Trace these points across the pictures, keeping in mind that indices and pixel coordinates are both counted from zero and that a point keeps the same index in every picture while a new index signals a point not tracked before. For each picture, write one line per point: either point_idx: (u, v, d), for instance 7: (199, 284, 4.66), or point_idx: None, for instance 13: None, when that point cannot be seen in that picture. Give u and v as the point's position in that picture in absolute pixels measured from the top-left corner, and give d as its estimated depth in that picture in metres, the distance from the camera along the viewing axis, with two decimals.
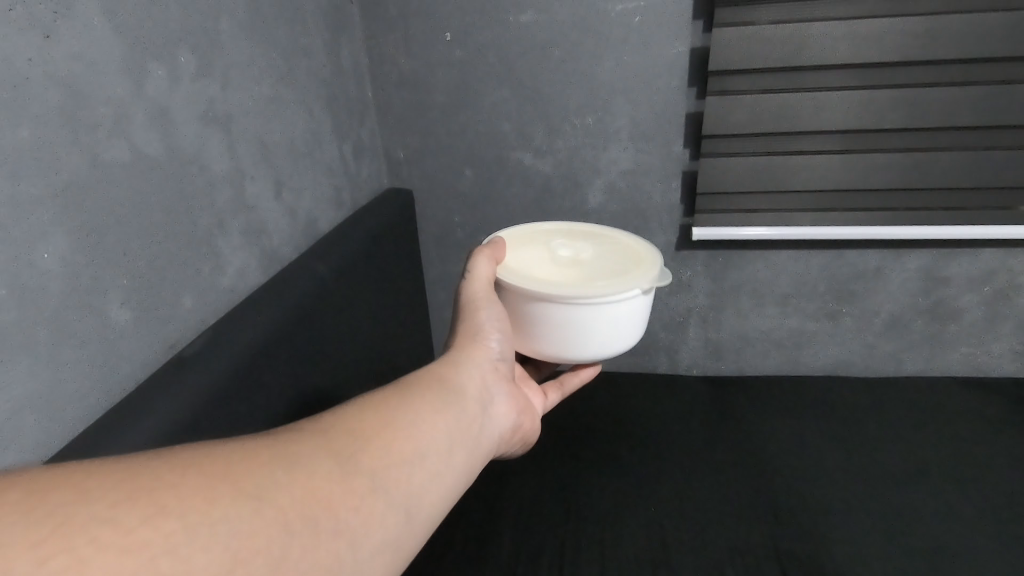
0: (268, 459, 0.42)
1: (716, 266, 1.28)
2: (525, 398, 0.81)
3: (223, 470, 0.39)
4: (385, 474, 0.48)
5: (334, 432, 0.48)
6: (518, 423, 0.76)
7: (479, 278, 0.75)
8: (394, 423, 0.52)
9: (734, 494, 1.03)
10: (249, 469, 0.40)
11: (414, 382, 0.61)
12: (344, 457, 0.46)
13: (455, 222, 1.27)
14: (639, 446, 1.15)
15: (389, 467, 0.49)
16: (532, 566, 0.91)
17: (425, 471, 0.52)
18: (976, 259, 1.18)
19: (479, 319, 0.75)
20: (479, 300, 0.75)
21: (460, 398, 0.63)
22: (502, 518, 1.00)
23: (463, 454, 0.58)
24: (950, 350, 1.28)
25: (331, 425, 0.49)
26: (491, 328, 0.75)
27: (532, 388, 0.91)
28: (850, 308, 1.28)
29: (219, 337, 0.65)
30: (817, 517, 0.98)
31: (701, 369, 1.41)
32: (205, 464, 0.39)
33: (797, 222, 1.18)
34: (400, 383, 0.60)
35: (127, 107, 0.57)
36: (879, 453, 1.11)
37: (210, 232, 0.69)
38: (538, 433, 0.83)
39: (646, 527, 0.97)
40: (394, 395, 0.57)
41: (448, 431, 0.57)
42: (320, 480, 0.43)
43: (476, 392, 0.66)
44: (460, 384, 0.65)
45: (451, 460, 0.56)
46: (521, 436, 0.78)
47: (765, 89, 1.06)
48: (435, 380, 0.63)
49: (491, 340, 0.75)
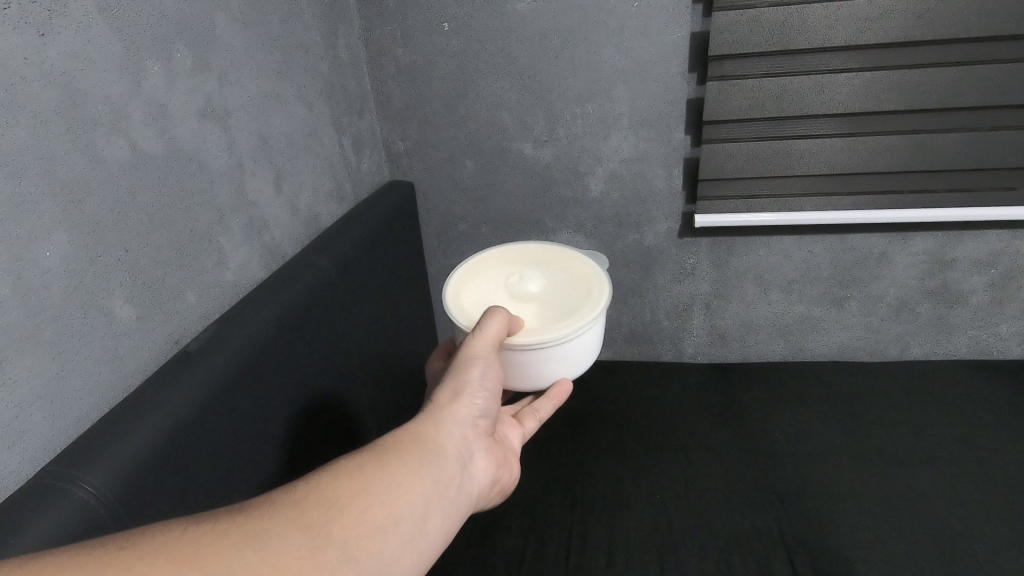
0: (238, 538, 0.38)
1: (720, 253, 1.26)
2: (504, 447, 0.72)
3: (190, 556, 0.36)
4: (359, 543, 0.43)
5: (311, 497, 0.44)
6: (498, 477, 0.68)
7: (486, 339, 0.61)
8: (375, 483, 0.47)
9: (739, 473, 1.01)
10: (216, 551, 0.37)
11: (398, 436, 0.55)
12: (318, 527, 0.41)
13: (457, 212, 1.31)
14: (640, 428, 1.13)
15: (368, 536, 0.44)
16: (539, 551, 0.89)
17: (404, 539, 0.47)
18: (983, 240, 1.17)
19: (472, 376, 0.63)
20: (475, 361, 0.62)
21: (444, 451, 0.56)
22: (506, 505, 0.97)
23: (450, 512, 0.53)
24: (956, 333, 1.27)
25: (306, 491, 0.44)
26: (480, 386, 0.64)
27: (507, 422, 0.81)
28: (854, 293, 1.26)
29: (225, 328, 0.70)
30: (828, 501, 0.94)
31: (706, 357, 1.39)
32: (172, 550, 0.36)
33: (801, 207, 1.15)
34: (383, 437, 0.55)
35: (125, 107, 0.61)
36: (889, 433, 1.08)
37: (210, 228, 0.74)
38: (516, 482, 0.75)
39: (651, 511, 0.94)
40: (380, 452, 0.52)
41: (432, 487, 0.52)
42: (290, 557, 0.38)
43: (462, 443, 0.60)
44: (448, 432, 0.59)
45: (436, 519, 0.51)
46: (498, 489, 0.70)
47: (765, 73, 1.04)
48: (420, 433, 0.57)
49: (476, 399, 0.64)
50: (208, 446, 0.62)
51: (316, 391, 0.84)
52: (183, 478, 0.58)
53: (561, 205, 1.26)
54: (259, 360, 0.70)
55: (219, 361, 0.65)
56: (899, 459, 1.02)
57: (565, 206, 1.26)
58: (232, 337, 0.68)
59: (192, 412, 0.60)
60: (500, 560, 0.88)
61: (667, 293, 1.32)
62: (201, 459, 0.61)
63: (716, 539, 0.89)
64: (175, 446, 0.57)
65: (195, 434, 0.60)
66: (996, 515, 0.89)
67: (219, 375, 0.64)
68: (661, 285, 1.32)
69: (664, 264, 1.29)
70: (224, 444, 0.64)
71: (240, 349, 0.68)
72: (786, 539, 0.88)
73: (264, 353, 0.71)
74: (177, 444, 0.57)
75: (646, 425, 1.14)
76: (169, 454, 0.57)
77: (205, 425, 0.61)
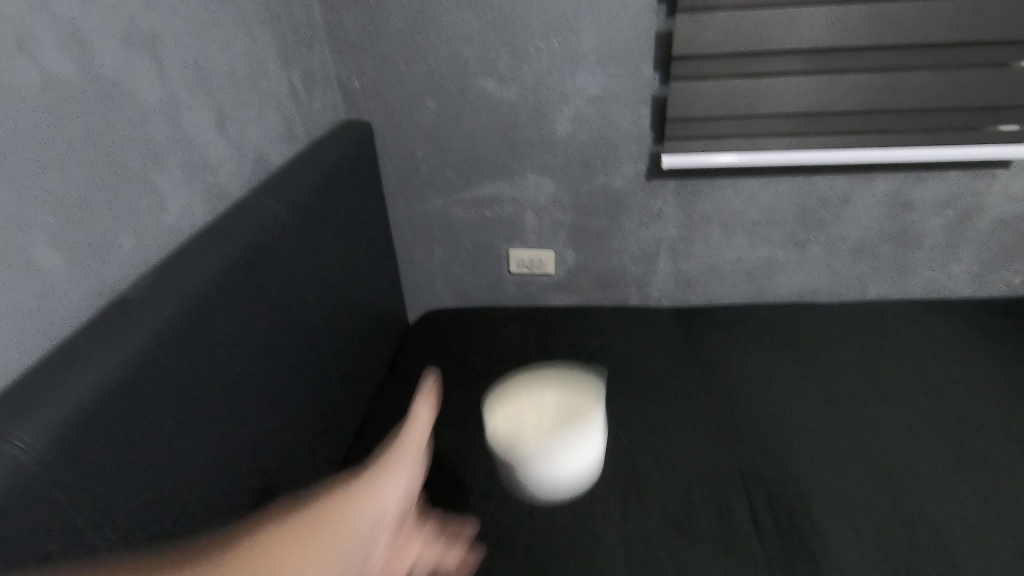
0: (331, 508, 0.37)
1: (687, 196, 1.24)
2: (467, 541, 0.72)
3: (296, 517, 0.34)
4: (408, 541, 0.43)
5: None
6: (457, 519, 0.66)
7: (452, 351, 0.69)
8: None
9: (702, 413, 1.03)
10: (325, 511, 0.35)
11: None
12: None
13: (419, 155, 1.25)
14: (606, 371, 1.14)
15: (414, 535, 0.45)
16: (505, 495, 0.89)
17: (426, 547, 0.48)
18: (942, 181, 1.18)
19: None
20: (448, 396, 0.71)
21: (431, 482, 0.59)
22: (475, 451, 0.98)
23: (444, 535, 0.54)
24: (912, 274, 1.31)
25: None
26: None
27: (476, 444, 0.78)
28: (817, 236, 1.27)
29: (161, 283, 0.65)
30: (784, 436, 0.98)
31: (671, 301, 1.39)
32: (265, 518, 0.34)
33: (769, 148, 1.13)
34: None
35: (32, 26, 0.54)
36: (844, 371, 1.11)
37: (145, 167, 0.68)
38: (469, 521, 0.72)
39: (615, 453, 0.96)
40: None
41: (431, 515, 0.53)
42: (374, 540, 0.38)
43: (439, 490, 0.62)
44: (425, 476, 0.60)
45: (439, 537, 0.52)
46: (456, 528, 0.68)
47: (737, 5, 1.00)
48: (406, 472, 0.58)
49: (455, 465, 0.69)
50: (156, 404, 0.58)
51: (270, 343, 0.80)
52: (130, 436, 0.55)
53: (527, 148, 1.22)
54: (202, 314, 0.66)
55: (156, 317, 0.60)
56: (853, 395, 1.06)
57: (532, 148, 1.22)
58: (168, 292, 0.64)
59: (134, 366, 0.56)
60: (467, 503, 0.89)
61: (634, 238, 1.31)
62: (148, 418, 0.57)
63: (680, 476, 0.91)
64: (118, 403, 0.54)
65: (139, 392, 0.56)
66: (940, 444, 0.94)
67: (158, 332, 0.60)
68: (629, 229, 1.30)
69: (631, 208, 1.27)
70: (174, 401, 0.61)
71: (180, 304, 0.63)
72: (744, 474, 0.91)
73: (207, 307, 0.67)
74: (120, 400, 0.54)
75: (614, 369, 1.15)
76: (112, 411, 0.53)
77: (148, 382, 0.58)
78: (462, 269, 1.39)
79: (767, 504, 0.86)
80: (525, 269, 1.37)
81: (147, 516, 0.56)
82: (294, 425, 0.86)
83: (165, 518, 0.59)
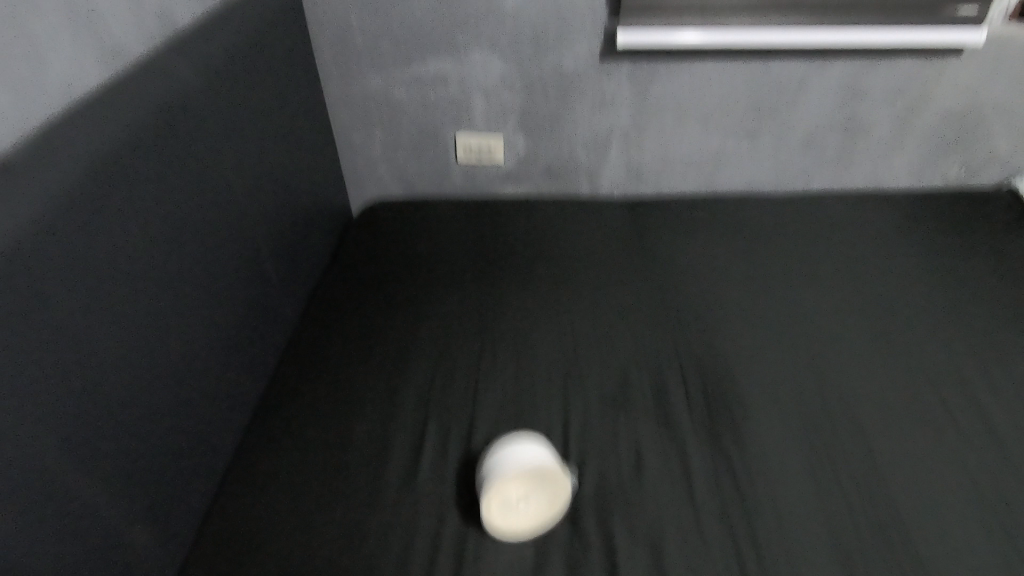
0: None
1: (640, 80, 1.19)
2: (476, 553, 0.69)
3: None
4: None
5: None
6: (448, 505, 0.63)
7: None
8: None
9: (644, 299, 1.05)
10: None
11: None
12: None
13: (353, 24, 1.13)
14: (552, 261, 1.14)
15: None
16: (448, 377, 0.91)
17: None
18: (895, 68, 1.17)
19: None
20: None
21: None
22: (419, 338, 0.98)
23: None
24: (855, 166, 1.33)
25: None
26: None
27: None
28: (767, 126, 1.26)
29: (37, 158, 0.58)
30: (720, 319, 1.01)
31: (621, 193, 1.38)
32: None
33: (728, 25, 1.08)
34: None
35: None
36: (780, 259, 1.15)
37: (13, 12, 0.58)
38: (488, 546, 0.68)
39: (558, 337, 0.98)
40: None
41: None
42: None
43: None
44: None
45: None
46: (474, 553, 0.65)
47: None
48: None
49: None
50: (41, 288, 0.54)
51: (188, 221, 0.77)
52: (36, 305, 0.54)
53: (472, 19, 1.12)
54: (92, 196, 0.61)
55: (28, 196, 0.55)
56: (788, 282, 1.10)
57: (478, 20, 1.12)
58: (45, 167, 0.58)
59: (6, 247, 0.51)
60: (411, 386, 0.90)
61: (585, 125, 1.26)
62: (34, 300, 0.54)
63: (617, 357, 0.94)
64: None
65: (18, 274, 0.52)
66: (862, 323, 1.00)
67: (35, 212, 0.55)
68: (580, 115, 1.24)
69: (583, 91, 1.21)
70: (66, 283, 0.57)
71: (62, 182, 0.58)
72: (679, 354, 0.95)
73: (95, 187, 0.61)
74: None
75: (560, 259, 1.14)
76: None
77: (29, 264, 0.53)
78: (404, 156, 1.32)
79: (697, 380, 0.91)
80: (472, 157, 1.31)
81: (60, 385, 0.56)
82: (220, 311, 0.84)
83: (75, 393, 0.58)
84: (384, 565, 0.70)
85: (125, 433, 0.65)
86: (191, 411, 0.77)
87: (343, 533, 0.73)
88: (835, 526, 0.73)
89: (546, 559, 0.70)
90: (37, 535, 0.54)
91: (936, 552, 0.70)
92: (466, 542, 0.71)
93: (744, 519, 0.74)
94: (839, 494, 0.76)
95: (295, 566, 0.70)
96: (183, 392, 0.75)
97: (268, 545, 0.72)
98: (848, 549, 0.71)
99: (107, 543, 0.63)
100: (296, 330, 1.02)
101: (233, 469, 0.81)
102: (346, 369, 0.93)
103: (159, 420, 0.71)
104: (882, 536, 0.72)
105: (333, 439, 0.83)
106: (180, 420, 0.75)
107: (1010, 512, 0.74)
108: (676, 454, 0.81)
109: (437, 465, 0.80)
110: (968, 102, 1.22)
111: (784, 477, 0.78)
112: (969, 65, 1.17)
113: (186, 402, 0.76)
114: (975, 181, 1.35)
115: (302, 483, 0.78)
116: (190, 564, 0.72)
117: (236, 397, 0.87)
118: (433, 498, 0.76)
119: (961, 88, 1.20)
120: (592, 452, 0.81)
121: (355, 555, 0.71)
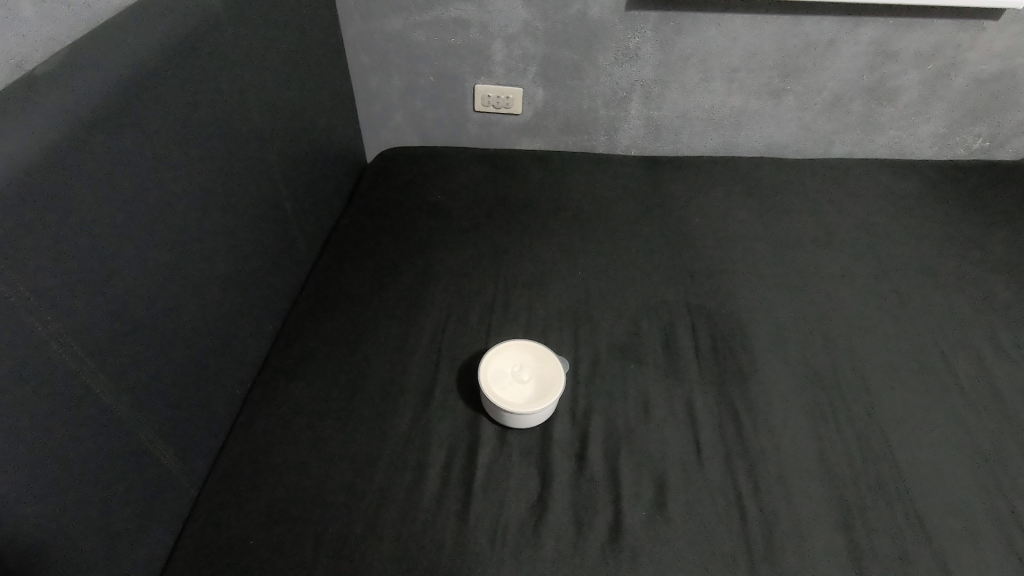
0: None
1: (666, 32, 1.16)
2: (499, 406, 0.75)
3: None
4: None
5: None
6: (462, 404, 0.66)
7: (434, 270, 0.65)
8: None
9: (657, 254, 1.05)
10: None
11: None
12: None
13: None
14: (567, 214, 1.14)
15: None
16: (462, 320, 0.92)
17: None
18: (929, 30, 1.14)
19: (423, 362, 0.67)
20: None
21: None
22: (433, 282, 0.99)
23: None
24: (879, 132, 1.30)
25: None
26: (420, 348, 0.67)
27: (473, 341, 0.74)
28: (794, 86, 1.23)
29: (59, 70, 0.58)
30: (732, 276, 1.01)
31: (639, 149, 1.36)
32: None
33: None
34: None
35: None
36: (796, 220, 1.14)
37: None
38: (501, 396, 0.75)
39: (570, 287, 0.98)
40: None
41: None
42: None
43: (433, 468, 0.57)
44: None
45: None
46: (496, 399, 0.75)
47: None
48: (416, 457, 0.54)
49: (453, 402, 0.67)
50: (67, 199, 0.55)
51: (210, 151, 0.76)
52: (62, 219, 0.55)
53: None
54: (117, 113, 0.61)
55: (54, 108, 0.55)
56: (802, 242, 1.09)
57: None
58: (70, 80, 0.58)
59: (32, 154, 0.52)
60: (424, 327, 0.91)
61: (606, 78, 1.23)
62: (57, 209, 0.54)
63: (629, 308, 0.95)
64: (16, 187, 0.50)
65: (43, 182, 0.53)
66: (876, 285, 1.00)
67: (57, 124, 0.55)
68: (602, 68, 1.22)
69: (607, 41, 1.18)
70: (94, 200, 0.58)
71: (85, 97, 0.58)
72: (690, 307, 0.95)
73: (120, 103, 0.61)
74: (17, 184, 0.50)
75: (575, 212, 1.14)
76: (9, 194, 0.50)
77: (55, 173, 0.54)
78: (422, 102, 1.31)
79: (707, 332, 0.91)
80: (491, 107, 1.30)
81: (88, 302, 0.58)
82: (238, 242, 0.85)
83: (101, 311, 0.59)
84: (398, 491, 0.72)
85: (149, 351, 0.67)
86: (210, 338, 0.79)
87: (356, 458, 0.75)
88: (835, 473, 0.75)
89: (553, 492, 0.72)
90: (67, 438, 0.56)
91: (931, 502, 0.72)
92: (476, 473, 0.74)
93: (747, 463, 0.75)
94: (840, 443, 0.78)
95: (310, 486, 0.73)
96: (203, 317, 0.77)
97: (284, 465, 0.75)
98: (847, 496, 0.72)
99: (133, 455, 0.65)
100: (311, 270, 1.04)
101: (252, 396, 0.84)
102: (360, 308, 0.94)
103: (180, 342, 0.73)
104: (879, 486, 0.73)
105: (347, 371, 0.85)
106: (200, 344, 0.77)
107: (1008, 468, 0.75)
108: (683, 402, 0.82)
109: (450, 401, 0.82)
110: (1001, 69, 1.19)
111: (786, 426, 0.79)
112: (1007, 30, 1.14)
113: (204, 331, 0.78)
114: (997, 153, 1.34)
115: (317, 411, 0.81)
116: (210, 481, 0.75)
117: (250, 329, 0.88)
118: (446, 431, 0.78)
119: (995, 54, 1.17)
120: (599, 395, 0.82)
121: (367, 480, 0.73)
